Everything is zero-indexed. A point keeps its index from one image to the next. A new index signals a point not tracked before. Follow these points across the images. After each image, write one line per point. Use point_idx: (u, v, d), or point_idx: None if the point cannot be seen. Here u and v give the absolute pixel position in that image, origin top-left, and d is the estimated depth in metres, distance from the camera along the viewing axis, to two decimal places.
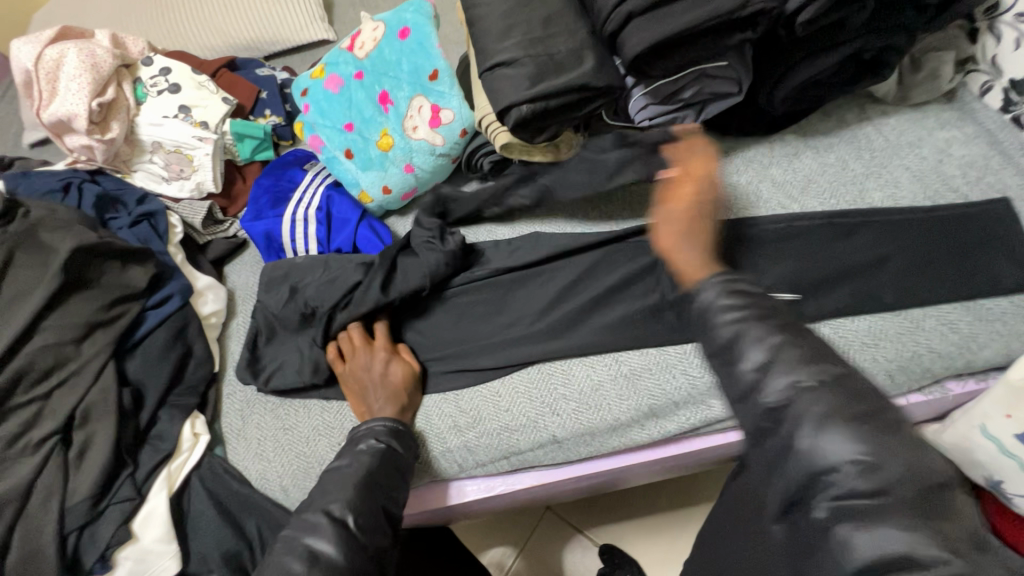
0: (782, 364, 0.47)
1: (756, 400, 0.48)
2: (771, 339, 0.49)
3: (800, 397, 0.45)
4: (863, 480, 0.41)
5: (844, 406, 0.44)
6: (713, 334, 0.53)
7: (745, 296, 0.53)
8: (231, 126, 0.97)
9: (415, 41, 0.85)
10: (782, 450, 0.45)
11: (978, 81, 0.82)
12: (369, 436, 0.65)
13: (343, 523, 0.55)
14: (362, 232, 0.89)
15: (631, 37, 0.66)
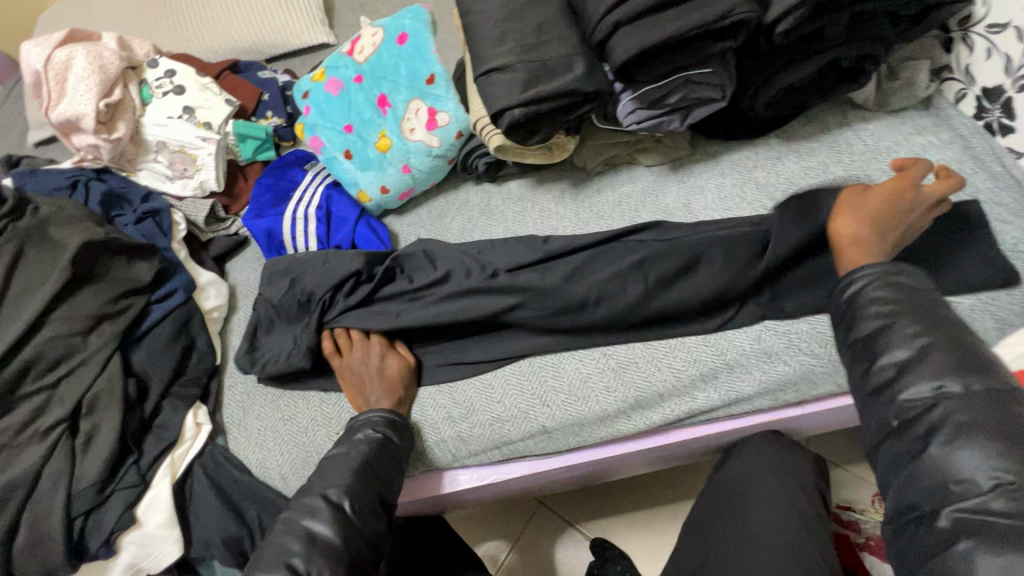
0: (926, 367, 0.50)
1: (890, 397, 0.51)
2: (920, 336, 0.51)
3: (943, 405, 0.48)
4: (1006, 500, 0.43)
5: (992, 422, 0.46)
6: (857, 324, 0.55)
7: (903, 290, 0.55)
8: (234, 127, 1.00)
9: (413, 46, 0.89)
10: (907, 455, 0.49)
11: (954, 88, 0.85)
12: (367, 426, 0.69)
13: (340, 508, 0.60)
14: (361, 231, 0.92)
15: (619, 44, 0.70)
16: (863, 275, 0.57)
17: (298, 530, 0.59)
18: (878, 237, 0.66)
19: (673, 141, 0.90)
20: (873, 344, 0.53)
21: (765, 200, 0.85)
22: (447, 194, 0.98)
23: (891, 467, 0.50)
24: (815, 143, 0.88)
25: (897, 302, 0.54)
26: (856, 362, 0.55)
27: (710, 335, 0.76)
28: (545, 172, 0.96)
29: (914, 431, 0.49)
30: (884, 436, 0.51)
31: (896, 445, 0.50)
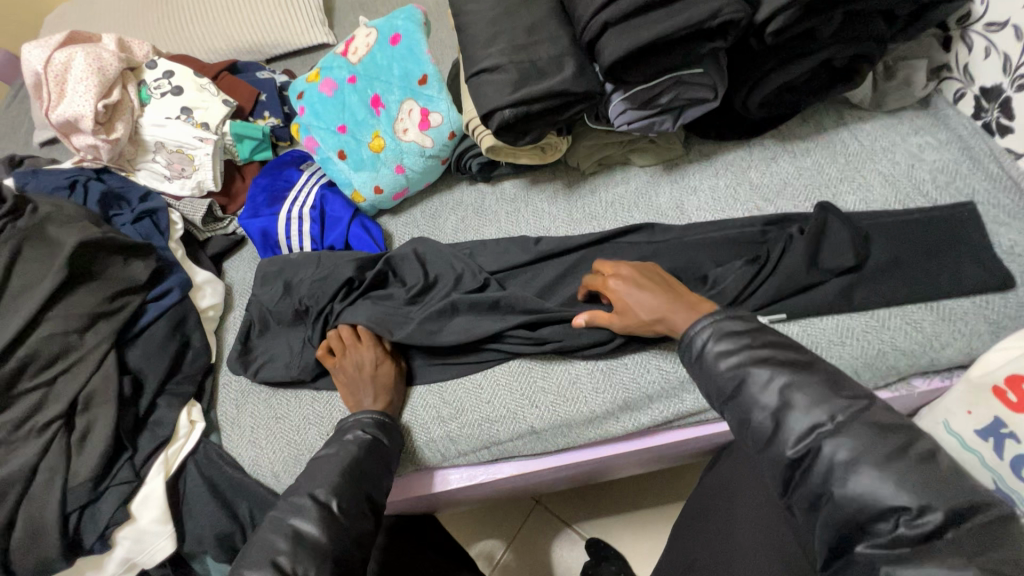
0: (797, 407, 0.50)
1: (779, 449, 0.51)
2: (774, 381, 0.52)
3: (827, 443, 0.48)
4: (910, 527, 0.44)
5: (873, 448, 0.46)
6: (716, 380, 0.56)
7: (736, 338, 0.56)
8: (231, 127, 1.01)
9: (405, 47, 0.90)
10: (816, 497, 0.48)
11: (952, 88, 0.84)
12: (356, 427, 0.69)
13: (327, 507, 0.61)
14: (355, 231, 0.93)
15: (608, 45, 0.69)
16: (702, 331, 0.58)
17: (286, 529, 0.59)
18: (663, 302, 0.66)
19: (666, 142, 0.90)
20: (742, 398, 0.54)
21: (759, 201, 0.84)
22: (441, 194, 0.99)
23: (808, 509, 0.50)
24: (810, 144, 0.87)
25: (740, 351, 0.55)
26: (737, 420, 0.55)
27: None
28: (539, 172, 0.96)
29: (816, 476, 0.48)
30: (788, 484, 0.51)
31: (805, 489, 0.49)
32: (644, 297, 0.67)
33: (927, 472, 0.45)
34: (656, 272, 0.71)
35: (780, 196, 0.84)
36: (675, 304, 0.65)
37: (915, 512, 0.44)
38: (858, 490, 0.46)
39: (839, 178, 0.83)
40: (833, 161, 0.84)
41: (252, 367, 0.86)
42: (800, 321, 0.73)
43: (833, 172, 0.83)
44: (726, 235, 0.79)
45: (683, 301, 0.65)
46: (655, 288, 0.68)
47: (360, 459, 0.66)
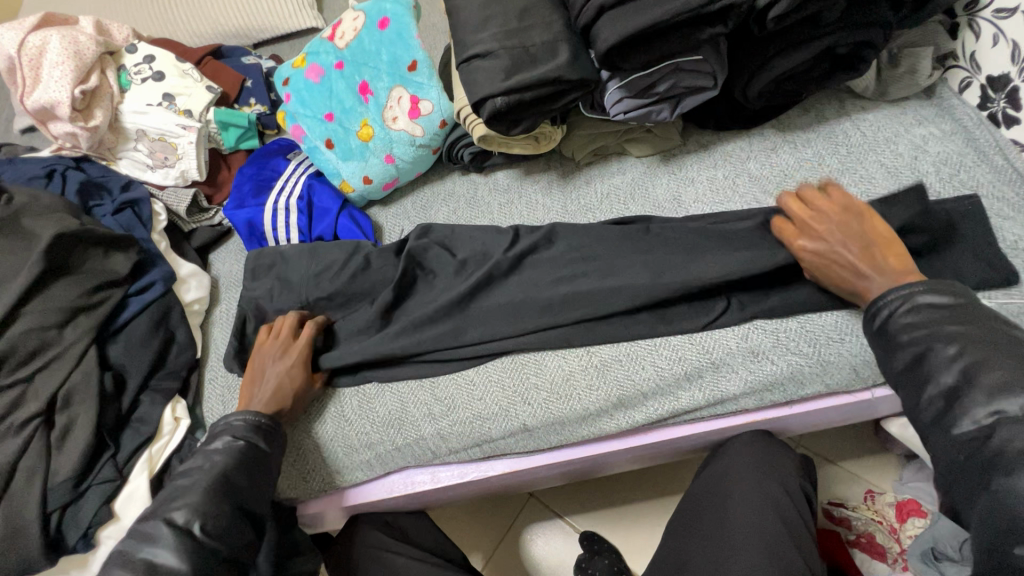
0: (979, 388, 0.51)
1: (948, 428, 0.52)
2: (961, 358, 0.53)
3: (1003, 429, 0.48)
4: None
5: None
6: (895, 352, 0.57)
7: (929, 313, 0.56)
8: (215, 115, 0.97)
9: (394, 31, 0.86)
10: (978, 486, 0.49)
11: (958, 77, 0.82)
12: (225, 434, 0.68)
13: (188, 533, 0.59)
14: (343, 222, 0.90)
15: (603, 30, 0.67)
16: (893, 300, 0.59)
17: (136, 563, 0.57)
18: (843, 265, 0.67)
19: (664, 131, 0.87)
20: (918, 372, 0.55)
21: (759, 193, 0.82)
22: (433, 184, 0.96)
23: (967, 499, 0.50)
24: (811, 134, 0.85)
25: (926, 325, 0.56)
26: (907, 391, 0.56)
27: (697, 334, 0.74)
28: (533, 161, 0.93)
29: (978, 461, 0.49)
30: (953, 473, 0.51)
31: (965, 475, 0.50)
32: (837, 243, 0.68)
33: None
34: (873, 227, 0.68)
35: (780, 187, 0.82)
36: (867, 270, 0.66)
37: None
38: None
39: (841, 169, 0.81)
40: (834, 152, 0.82)
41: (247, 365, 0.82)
42: (797, 317, 0.72)
43: (834, 164, 0.82)
44: (726, 227, 0.77)
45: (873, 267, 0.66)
46: (857, 242, 0.67)
47: (233, 479, 0.64)
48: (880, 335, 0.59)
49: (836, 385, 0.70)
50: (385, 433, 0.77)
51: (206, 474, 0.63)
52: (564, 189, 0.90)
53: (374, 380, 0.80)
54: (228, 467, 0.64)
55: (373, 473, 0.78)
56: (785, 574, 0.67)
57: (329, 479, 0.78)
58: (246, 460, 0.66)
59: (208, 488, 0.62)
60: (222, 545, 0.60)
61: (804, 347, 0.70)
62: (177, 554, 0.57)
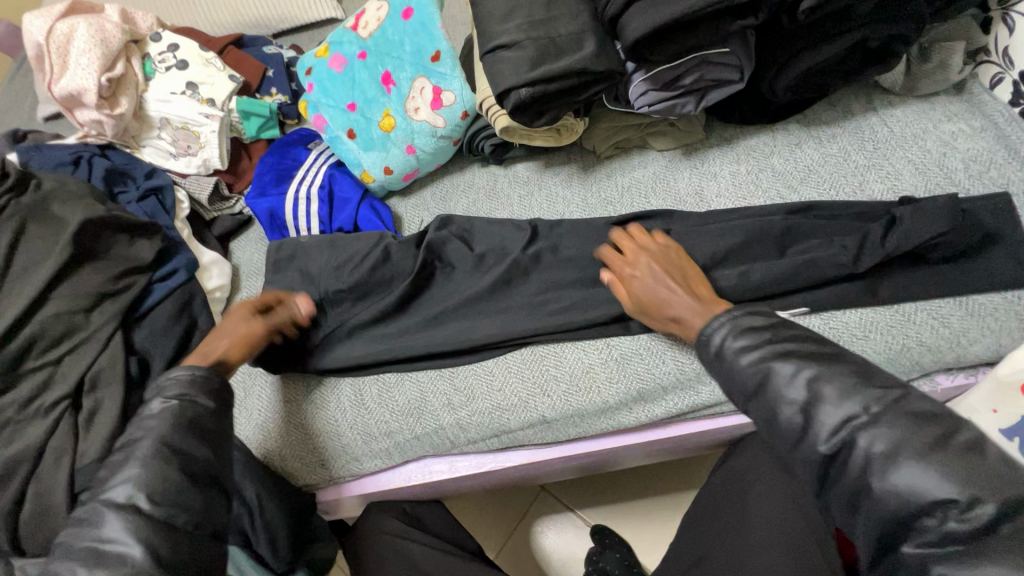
0: (827, 401, 0.49)
1: (812, 444, 0.49)
2: (801, 373, 0.51)
3: (862, 436, 0.47)
4: (961, 522, 0.42)
5: (914, 437, 0.45)
6: (737, 376, 0.54)
7: (757, 335, 0.55)
8: (238, 104, 0.98)
9: (418, 21, 0.86)
10: (855, 495, 0.47)
11: (989, 73, 0.80)
12: (161, 394, 0.59)
13: (135, 509, 0.52)
14: (364, 212, 0.91)
15: (631, 21, 0.66)
16: (720, 327, 0.57)
17: (82, 547, 0.51)
18: (662, 291, 0.67)
19: (686, 125, 0.86)
20: (767, 395, 0.52)
21: (782, 188, 0.82)
22: (453, 175, 0.96)
23: (847, 510, 0.49)
24: (836, 129, 0.84)
25: (759, 345, 0.54)
26: (757, 411, 0.54)
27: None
28: (554, 154, 0.93)
29: (852, 471, 0.47)
30: (824, 478, 0.49)
31: (844, 485, 0.48)
32: (646, 266, 0.70)
33: (973, 463, 0.43)
34: (676, 254, 0.72)
35: (805, 182, 0.81)
36: (679, 290, 0.66)
37: (965, 503, 0.42)
38: (901, 484, 0.44)
39: (866, 166, 0.80)
40: (860, 148, 0.81)
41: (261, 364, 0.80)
42: (821, 313, 0.71)
43: (861, 159, 0.81)
44: (752, 225, 0.76)
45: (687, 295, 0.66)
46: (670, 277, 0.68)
47: (172, 442, 0.56)
48: (719, 361, 0.56)
49: None
50: (405, 420, 0.78)
51: (145, 437, 0.56)
52: (584, 181, 0.89)
53: (393, 368, 0.80)
54: (167, 430, 0.56)
55: (391, 461, 0.79)
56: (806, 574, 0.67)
57: (348, 466, 0.79)
58: (185, 420, 0.58)
59: (160, 462, 0.54)
60: (180, 512, 0.53)
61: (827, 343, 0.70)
62: (129, 531, 0.51)
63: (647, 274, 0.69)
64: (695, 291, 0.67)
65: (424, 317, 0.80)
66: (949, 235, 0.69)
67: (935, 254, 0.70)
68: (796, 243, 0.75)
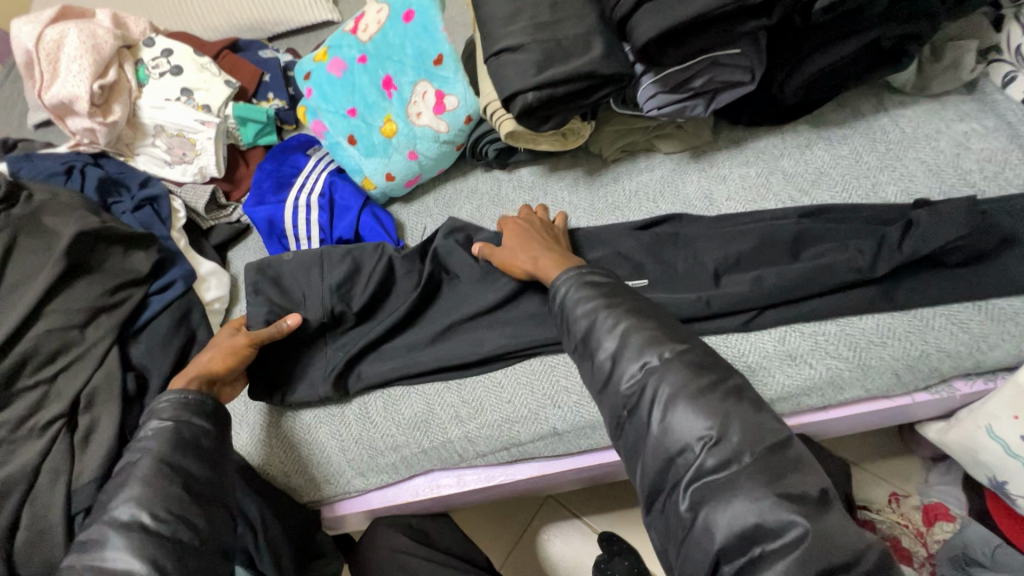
0: (631, 348, 0.57)
1: (617, 387, 0.57)
2: (619, 325, 0.58)
3: (651, 381, 0.55)
4: (711, 454, 0.51)
5: (689, 383, 0.54)
6: (573, 324, 0.61)
7: (594, 286, 0.62)
8: (233, 110, 0.96)
9: (419, 24, 0.84)
10: (642, 438, 0.55)
11: (1001, 71, 0.79)
12: (153, 417, 0.62)
13: (139, 526, 0.54)
14: (365, 220, 0.88)
15: (640, 24, 0.64)
16: (564, 282, 0.63)
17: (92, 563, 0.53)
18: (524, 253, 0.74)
19: (694, 127, 0.85)
20: (590, 340, 0.60)
21: (793, 191, 0.80)
22: (455, 181, 0.94)
23: (634, 453, 0.56)
24: (847, 130, 0.83)
25: (594, 298, 0.61)
26: (585, 362, 0.61)
27: (733, 335, 0.71)
28: (559, 158, 0.91)
29: (641, 414, 0.55)
30: (620, 423, 0.57)
31: (633, 428, 0.56)
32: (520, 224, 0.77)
33: (728, 406, 0.53)
34: (552, 232, 0.78)
35: (816, 185, 0.79)
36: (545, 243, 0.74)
37: (716, 439, 0.51)
38: (672, 424, 0.53)
39: (879, 167, 0.78)
40: (872, 149, 0.80)
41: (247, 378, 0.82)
42: (837, 319, 0.70)
43: (873, 161, 0.79)
44: (762, 229, 0.75)
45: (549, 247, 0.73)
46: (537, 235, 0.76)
47: (175, 462, 0.59)
48: (562, 312, 0.63)
49: (877, 389, 0.69)
50: (411, 434, 0.76)
51: (148, 455, 0.59)
52: (589, 186, 0.88)
53: (398, 381, 0.78)
54: (161, 454, 0.58)
55: (398, 476, 0.77)
56: None
57: (353, 481, 0.77)
58: (183, 441, 0.61)
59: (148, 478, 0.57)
60: (184, 529, 0.56)
61: (845, 349, 0.69)
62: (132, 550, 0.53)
63: (519, 229, 0.76)
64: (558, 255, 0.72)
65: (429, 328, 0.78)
66: (970, 237, 0.67)
67: (953, 258, 0.68)
68: (808, 247, 0.74)
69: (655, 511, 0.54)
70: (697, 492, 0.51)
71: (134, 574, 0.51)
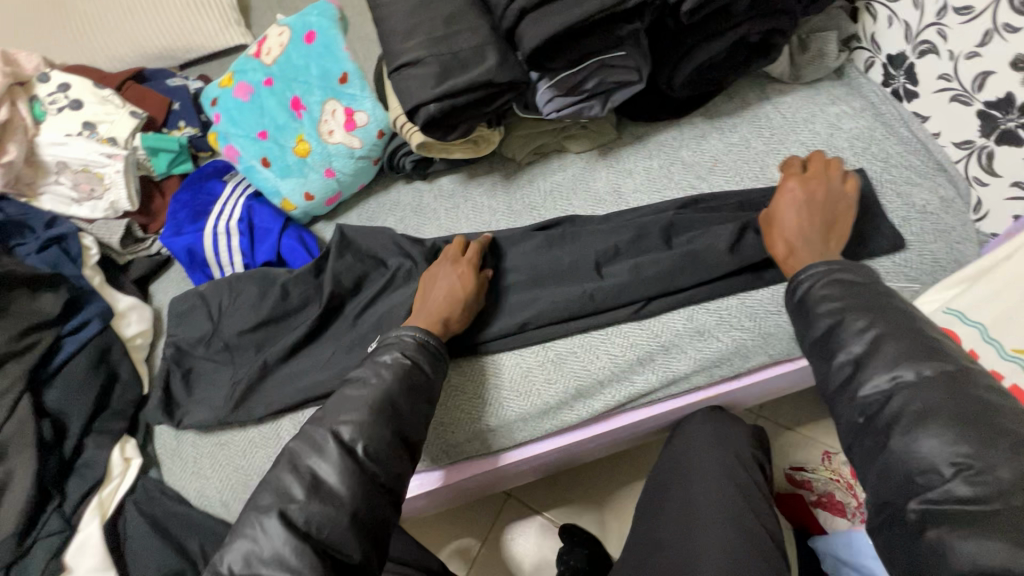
0: (880, 358, 0.53)
1: (851, 391, 0.54)
2: (869, 330, 0.55)
3: (899, 394, 0.51)
4: (967, 484, 0.46)
5: (948, 405, 0.49)
6: (812, 321, 0.59)
7: (845, 287, 0.59)
8: (143, 141, 0.94)
9: (321, 44, 0.86)
10: (876, 448, 0.51)
11: (863, 58, 0.88)
12: (394, 348, 0.66)
13: (353, 452, 0.58)
14: (287, 242, 0.88)
15: (527, 32, 0.68)
16: (811, 275, 0.61)
17: (303, 471, 0.57)
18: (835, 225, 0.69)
19: (598, 126, 0.90)
20: (830, 339, 0.57)
21: (693, 178, 0.86)
22: (378, 195, 0.96)
23: (865, 462, 0.53)
24: (736, 119, 0.89)
25: (843, 298, 0.58)
26: (819, 361, 0.59)
27: (626, 323, 0.76)
28: (477, 165, 0.94)
29: (879, 423, 0.52)
30: (856, 433, 0.54)
31: (869, 439, 0.52)
32: (794, 189, 0.70)
33: (999, 439, 0.46)
34: (841, 204, 0.70)
35: (712, 172, 0.85)
36: (817, 223, 0.68)
37: (975, 469, 0.46)
38: (917, 443, 0.48)
39: (765, 151, 0.85)
40: (759, 135, 0.87)
41: (174, 417, 0.80)
42: (737, 294, 0.75)
43: (760, 146, 0.86)
44: (636, 222, 0.80)
45: (822, 229, 0.68)
46: (809, 208, 0.69)
47: (398, 401, 0.62)
48: (801, 307, 0.61)
49: (779, 354, 0.74)
50: None
51: (375, 388, 0.62)
52: (506, 189, 0.91)
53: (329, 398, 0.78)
54: None
55: None
56: (757, 550, 0.67)
57: None
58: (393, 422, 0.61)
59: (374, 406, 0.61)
60: (381, 471, 0.59)
61: (745, 320, 0.74)
62: (338, 469, 0.57)
63: (793, 194, 0.70)
64: (827, 241, 0.67)
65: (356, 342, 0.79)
66: None
67: None
68: (679, 235, 0.79)
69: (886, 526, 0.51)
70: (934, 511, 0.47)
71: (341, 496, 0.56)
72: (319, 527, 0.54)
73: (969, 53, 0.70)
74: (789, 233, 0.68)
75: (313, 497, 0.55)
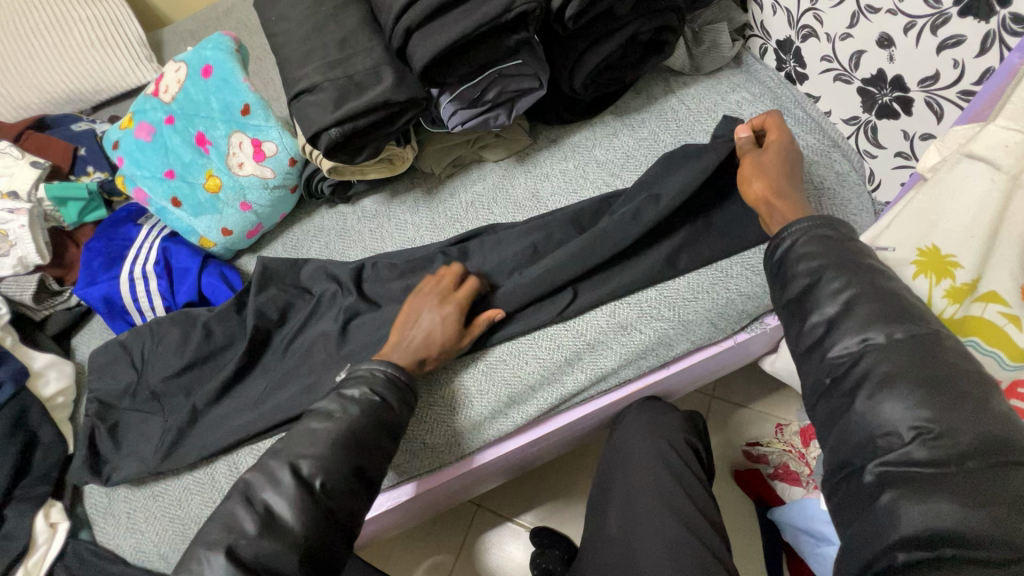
0: (855, 318, 0.52)
1: (824, 351, 0.54)
2: (845, 290, 0.54)
3: (869, 355, 0.50)
4: (927, 447, 0.45)
5: (916, 368, 0.48)
6: (790, 279, 0.58)
7: (823, 245, 0.57)
8: (47, 192, 0.91)
9: (219, 78, 0.85)
10: (841, 410, 0.51)
11: (757, 45, 0.91)
12: (361, 383, 0.64)
13: (298, 476, 0.58)
14: (207, 280, 0.86)
15: (416, 50, 0.69)
16: (794, 232, 0.60)
17: (256, 503, 0.56)
18: (793, 175, 0.70)
19: (512, 134, 0.91)
20: (806, 301, 0.56)
21: (607, 175, 0.88)
22: (301, 223, 0.95)
23: (827, 423, 0.52)
24: (644, 114, 0.91)
25: (823, 255, 0.57)
26: (793, 320, 0.58)
27: (552, 326, 0.77)
28: (398, 182, 0.94)
29: (846, 384, 0.51)
30: (822, 392, 0.53)
31: (834, 399, 0.52)
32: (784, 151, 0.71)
33: (953, 398, 0.45)
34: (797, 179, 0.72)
35: (625, 167, 0.87)
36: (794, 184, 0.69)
37: (932, 431, 0.45)
38: (884, 408, 0.48)
39: (673, 143, 0.88)
40: (666, 128, 0.89)
41: (101, 474, 0.77)
42: (656, 286, 0.77)
43: (667, 138, 0.88)
44: (553, 223, 0.81)
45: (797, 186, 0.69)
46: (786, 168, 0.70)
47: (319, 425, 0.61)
48: (779, 266, 0.60)
49: (700, 339, 0.76)
50: None
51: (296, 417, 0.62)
52: (426, 204, 0.91)
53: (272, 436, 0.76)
54: None
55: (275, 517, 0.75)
56: (693, 534, 0.69)
57: None
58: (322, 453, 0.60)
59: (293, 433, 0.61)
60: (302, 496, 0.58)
61: (664, 310, 0.76)
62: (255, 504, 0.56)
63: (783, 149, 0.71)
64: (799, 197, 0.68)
65: (284, 375, 0.77)
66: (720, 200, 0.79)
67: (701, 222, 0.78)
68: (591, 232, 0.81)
69: (835, 488, 0.51)
70: (889, 476, 0.46)
71: (256, 528, 0.55)
72: (264, 560, 0.53)
73: (842, 34, 0.74)
74: (766, 183, 0.69)
75: (261, 531, 0.54)
